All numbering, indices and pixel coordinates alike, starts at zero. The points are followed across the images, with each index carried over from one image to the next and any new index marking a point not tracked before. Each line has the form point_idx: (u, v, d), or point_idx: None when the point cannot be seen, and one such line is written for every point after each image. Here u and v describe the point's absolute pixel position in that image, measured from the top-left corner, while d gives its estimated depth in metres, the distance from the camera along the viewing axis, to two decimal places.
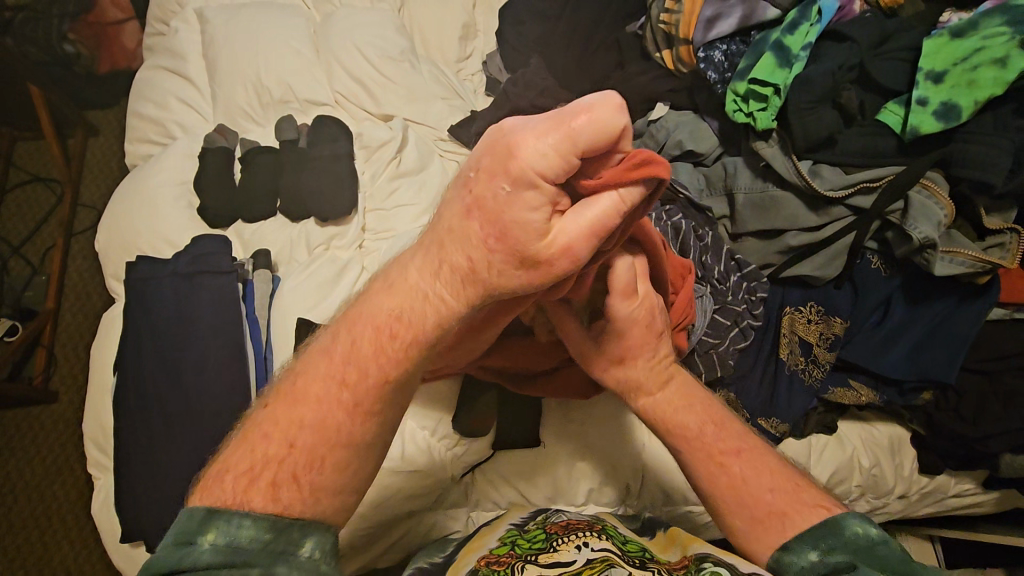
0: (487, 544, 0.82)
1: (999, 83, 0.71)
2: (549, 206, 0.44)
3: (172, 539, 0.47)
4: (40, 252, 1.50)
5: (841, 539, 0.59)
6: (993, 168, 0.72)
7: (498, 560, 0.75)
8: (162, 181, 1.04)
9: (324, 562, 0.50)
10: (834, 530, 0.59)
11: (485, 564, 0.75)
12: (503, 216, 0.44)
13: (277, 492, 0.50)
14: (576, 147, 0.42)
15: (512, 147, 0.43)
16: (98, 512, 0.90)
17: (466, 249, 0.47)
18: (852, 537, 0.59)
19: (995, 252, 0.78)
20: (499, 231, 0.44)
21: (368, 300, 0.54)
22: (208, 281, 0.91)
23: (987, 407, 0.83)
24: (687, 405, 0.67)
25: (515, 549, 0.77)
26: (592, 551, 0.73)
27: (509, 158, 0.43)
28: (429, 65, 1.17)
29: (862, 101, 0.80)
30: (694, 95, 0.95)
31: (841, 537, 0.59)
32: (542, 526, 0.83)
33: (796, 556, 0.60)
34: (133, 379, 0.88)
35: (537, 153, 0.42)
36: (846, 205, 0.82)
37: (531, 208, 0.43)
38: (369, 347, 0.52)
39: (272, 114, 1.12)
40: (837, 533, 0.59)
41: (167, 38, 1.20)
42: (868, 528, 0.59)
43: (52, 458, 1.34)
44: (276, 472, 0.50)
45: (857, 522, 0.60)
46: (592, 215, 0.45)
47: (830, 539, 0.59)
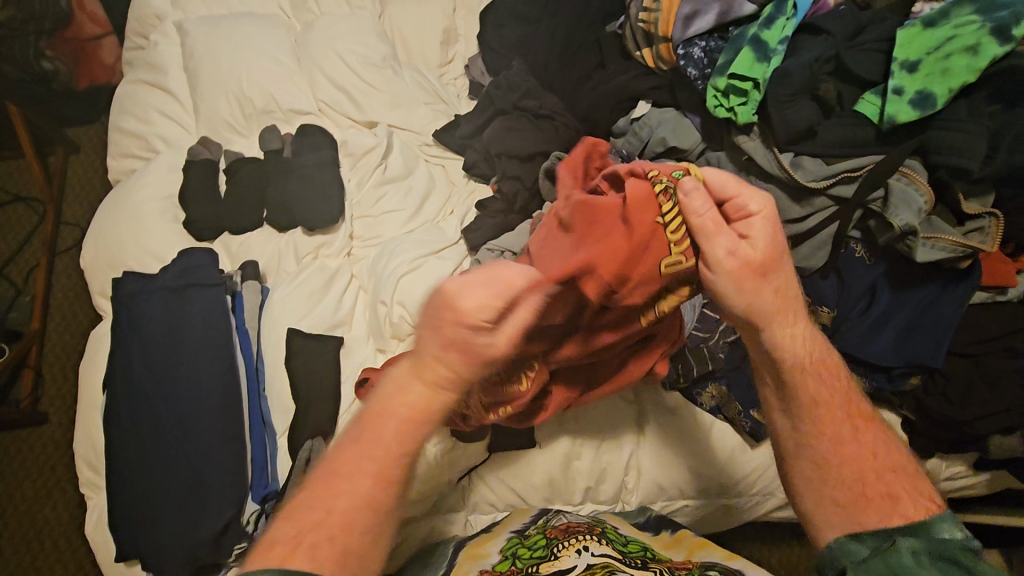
0: (490, 555, 0.81)
1: (972, 70, 0.72)
2: (477, 322, 0.54)
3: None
4: (24, 272, 1.48)
5: (923, 540, 0.57)
6: (969, 153, 0.73)
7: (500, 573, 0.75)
8: (147, 195, 1.04)
9: None
10: (921, 532, 0.57)
11: None
12: (450, 317, 0.54)
13: (315, 553, 0.54)
14: (490, 291, 0.54)
15: (445, 298, 0.54)
16: (92, 533, 0.89)
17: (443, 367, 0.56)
18: (934, 540, 0.57)
19: (976, 236, 0.79)
20: (449, 332, 0.55)
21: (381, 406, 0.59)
22: (196, 294, 0.90)
23: (975, 390, 0.85)
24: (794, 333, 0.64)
25: (517, 560, 0.77)
26: (593, 555, 0.73)
27: (445, 307, 0.54)
28: (412, 71, 1.17)
29: (839, 92, 0.81)
30: (676, 92, 0.96)
31: (920, 536, 0.57)
32: (544, 531, 0.83)
33: (861, 544, 0.59)
34: (124, 396, 0.87)
35: (466, 297, 0.54)
36: (828, 195, 0.83)
37: (470, 312, 0.53)
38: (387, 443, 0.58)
39: (255, 125, 1.11)
40: (922, 534, 0.57)
41: (146, 52, 1.19)
42: (959, 537, 0.57)
43: (43, 482, 1.32)
44: (313, 538, 0.55)
45: (947, 530, 0.57)
46: (469, 306, 0.53)
47: (909, 538, 0.57)
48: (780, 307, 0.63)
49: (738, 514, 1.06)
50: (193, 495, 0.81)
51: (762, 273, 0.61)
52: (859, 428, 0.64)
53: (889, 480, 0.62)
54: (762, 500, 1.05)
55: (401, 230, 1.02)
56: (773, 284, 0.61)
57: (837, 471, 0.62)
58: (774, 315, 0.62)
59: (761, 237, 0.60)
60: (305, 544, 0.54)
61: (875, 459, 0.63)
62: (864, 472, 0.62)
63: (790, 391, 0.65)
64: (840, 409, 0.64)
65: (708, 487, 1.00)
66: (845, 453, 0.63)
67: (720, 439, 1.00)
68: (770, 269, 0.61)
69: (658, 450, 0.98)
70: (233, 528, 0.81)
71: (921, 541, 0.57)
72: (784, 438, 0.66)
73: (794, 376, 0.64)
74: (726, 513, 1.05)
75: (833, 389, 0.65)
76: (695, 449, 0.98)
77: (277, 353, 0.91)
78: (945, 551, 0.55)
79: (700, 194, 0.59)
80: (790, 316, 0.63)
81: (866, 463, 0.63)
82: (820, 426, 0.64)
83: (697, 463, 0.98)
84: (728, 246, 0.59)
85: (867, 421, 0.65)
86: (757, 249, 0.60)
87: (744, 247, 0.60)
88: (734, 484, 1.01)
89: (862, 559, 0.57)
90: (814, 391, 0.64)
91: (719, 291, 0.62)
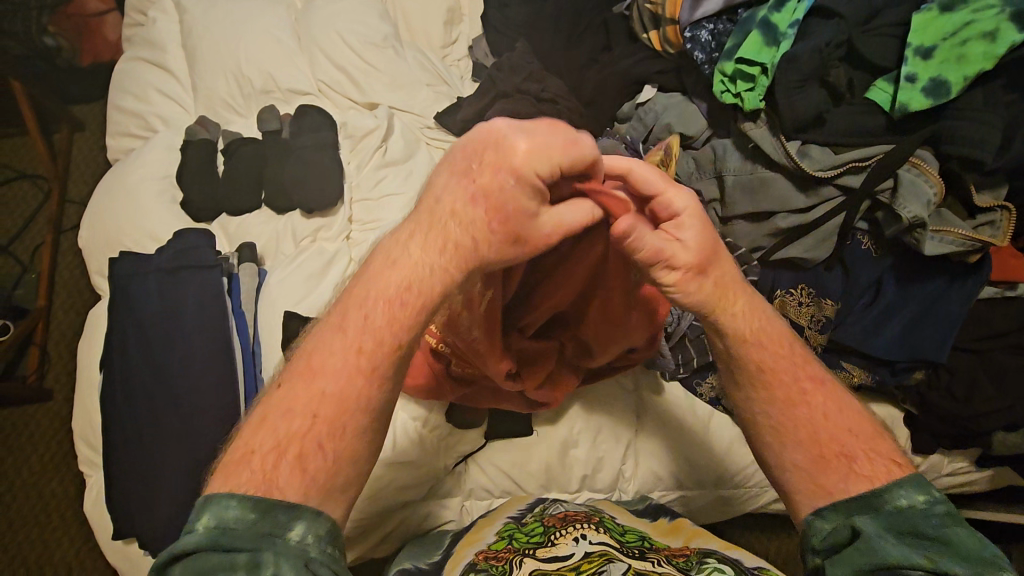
0: (485, 538, 0.82)
1: (988, 57, 0.70)
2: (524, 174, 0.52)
3: (206, 523, 0.45)
4: (29, 249, 1.49)
5: (883, 514, 0.53)
6: (983, 144, 0.71)
7: (496, 554, 0.75)
8: (145, 174, 1.03)
9: (315, 547, 0.46)
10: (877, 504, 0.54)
11: (483, 558, 0.75)
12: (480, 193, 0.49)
13: (305, 464, 0.49)
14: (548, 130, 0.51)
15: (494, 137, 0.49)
16: (92, 509, 0.90)
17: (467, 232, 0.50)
18: (892, 514, 0.53)
19: (987, 229, 0.77)
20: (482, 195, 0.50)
21: (364, 283, 0.54)
22: (191, 275, 0.90)
23: (979, 387, 0.83)
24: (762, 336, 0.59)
25: (513, 543, 0.77)
26: (591, 544, 0.73)
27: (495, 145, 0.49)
28: (413, 51, 1.14)
29: (850, 78, 0.78)
30: (683, 77, 0.94)
31: (877, 512, 0.53)
32: (540, 519, 0.83)
33: (825, 522, 0.55)
34: (120, 376, 0.87)
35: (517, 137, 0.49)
36: (835, 185, 0.81)
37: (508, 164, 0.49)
38: (382, 320, 0.52)
39: (254, 105, 1.10)
40: (882, 508, 0.53)
41: (145, 29, 1.17)
42: (921, 502, 0.53)
43: (49, 456, 1.34)
44: (303, 443, 0.49)
45: (906, 496, 0.53)
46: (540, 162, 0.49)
47: (867, 515, 0.53)
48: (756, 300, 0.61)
49: (738, 504, 1.06)
50: (187, 476, 0.82)
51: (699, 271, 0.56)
52: (819, 393, 0.60)
53: (847, 442, 0.57)
54: (757, 491, 1.04)
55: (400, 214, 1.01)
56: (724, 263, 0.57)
57: (803, 428, 0.58)
58: (719, 306, 0.58)
59: (693, 239, 0.55)
60: (290, 452, 0.48)
61: (830, 420, 0.59)
62: (819, 435, 0.58)
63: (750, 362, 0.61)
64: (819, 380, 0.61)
65: (707, 479, 0.99)
66: (797, 419, 0.59)
67: (717, 430, 0.99)
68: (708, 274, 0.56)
69: (655, 437, 0.97)
70: None
71: (881, 520, 0.53)
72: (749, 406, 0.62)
73: (748, 352, 0.60)
74: (722, 503, 1.04)
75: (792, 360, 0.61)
76: (690, 437, 0.98)
77: (274, 336, 0.91)
78: (909, 525, 0.52)
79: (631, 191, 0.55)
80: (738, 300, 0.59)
81: (824, 421, 0.58)
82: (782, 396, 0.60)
83: (696, 451, 0.98)
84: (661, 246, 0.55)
85: (820, 384, 0.61)
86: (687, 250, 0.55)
87: (688, 240, 0.55)
88: (732, 476, 1.00)
89: (836, 545, 0.54)
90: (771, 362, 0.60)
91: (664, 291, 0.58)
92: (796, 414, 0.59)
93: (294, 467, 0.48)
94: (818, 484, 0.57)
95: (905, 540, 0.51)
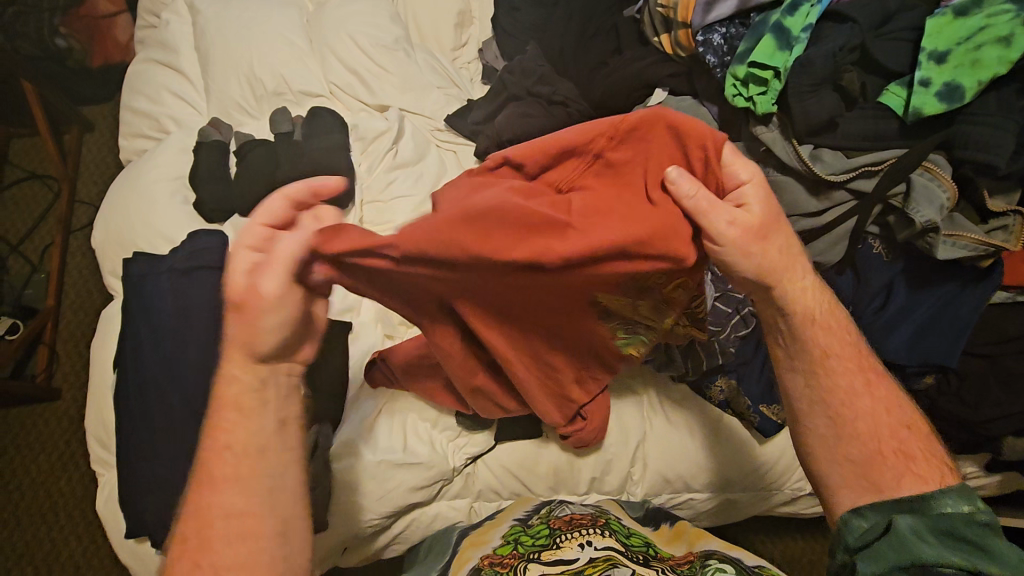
0: (490, 541, 0.81)
1: (1003, 62, 0.70)
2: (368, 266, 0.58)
3: None
4: (39, 249, 1.50)
5: (926, 517, 0.57)
6: (997, 149, 0.71)
7: (501, 559, 0.75)
8: (158, 175, 1.03)
9: None
10: (921, 508, 0.57)
11: (488, 563, 0.75)
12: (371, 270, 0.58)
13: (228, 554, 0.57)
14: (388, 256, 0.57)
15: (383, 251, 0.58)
16: (103, 508, 0.90)
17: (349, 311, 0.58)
18: (935, 517, 0.56)
19: (998, 234, 0.76)
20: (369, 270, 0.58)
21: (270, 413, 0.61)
22: (205, 276, 0.90)
23: (989, 391, 0.83)
24: (826, 330, 0.65)
25: (518, 547, 0.77)
26: (596, 549, 0.73)
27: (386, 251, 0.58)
28: (424, 54, 1.15)
29: (863, 82, 0.79)
30: (694, 80, 0.94)
31: (922, 512, 0.57)
32: (546, 521, 0.84)
33: (863, 519, 0.59)
34: (133, 375, 0.88)
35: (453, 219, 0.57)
36: (847, 189, 0.81)
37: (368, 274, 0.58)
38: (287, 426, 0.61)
39: (265, 107, 1.10)
40: (924, 511, 0.57)
41: (158, 31, 1.18)
42: (966, 510, 0.56)
43: (57, 455, 1.35)
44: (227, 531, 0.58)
45: (954, 504, 0.57)
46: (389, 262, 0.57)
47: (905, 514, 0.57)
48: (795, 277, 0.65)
49: (749, 509, 1.06)
50: None
51: (763, 235, 0.60)
52: (874, 383, 0.64)
53: (904, 438, 0.62)
54: (765, 495, 1.04)
55: (410, 216, 1.02)
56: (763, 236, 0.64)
57: (851, 432, 0.63)
58: (782, 275, 0.63)
59: (754, 206, 0.60)
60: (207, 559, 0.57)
61: (890, 415, 0.63)
62: (880, 429, 0.62)
63: (800, 345, 0.65)
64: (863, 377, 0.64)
65: (713, 483, 0.99)
66: (863, 411, 0.63)
67: (724, 435, 0.99)
68: (764, 242, 0.61)
69: (666, 444, 0.98)
70: None
71: (924, 521, 0.56)
72: (798, 391, 0.65)
73: (804, 332, 0.64)
74: (728, 507, 1.04)
75: (830, 361, 0.64)
76: (698, 441, 0.98)
77: None
78: (951, 527, 0.55)
79: (692, 183, 0.57)
80: (803, 267, 0.64)
81: (874, 425, 0.62)
82: (842, 384, 0.64)
83: (704, 455, 0.98)
84: (730, 216, 0.58)
85: (881, 379, 0.65)
86: (751, 216, 0.60)
87: (750, 209, 0.60)
88: (741, 479, 1.00)
89: (868, 540, 0.57)
90: (827, 344, 0.64)
91: (729, 262, 0.61)
92: (847, 415, 0.63)
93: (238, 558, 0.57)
94: (868, 482, 0.61)
95: (945, 541, 0.55)
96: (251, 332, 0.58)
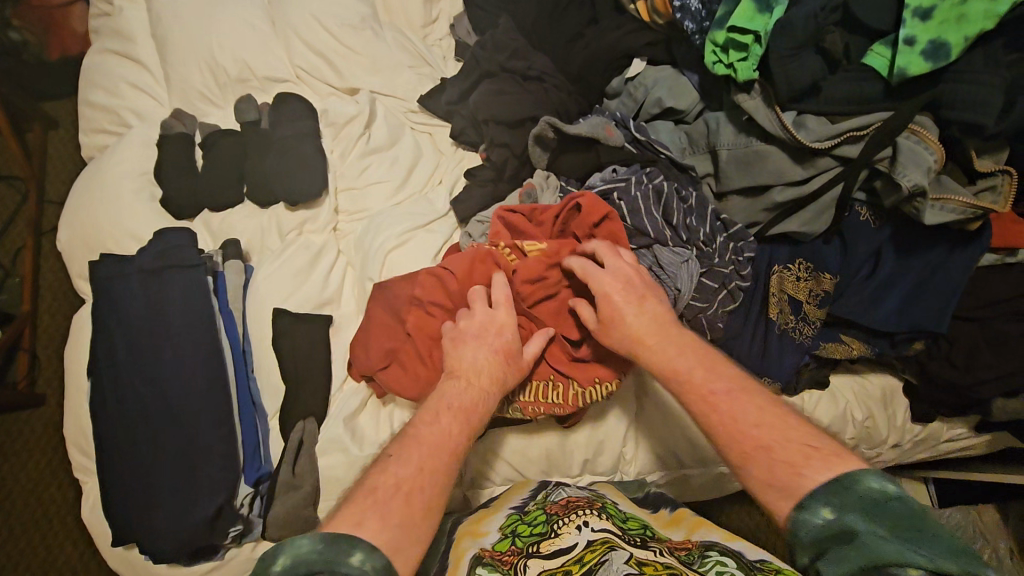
0: (488, 533, 0.80)
1: (990, 16, 0.66)
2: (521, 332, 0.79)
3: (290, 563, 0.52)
4: (11, 253, 1.45)
5: (863, 503, 0.52)
6: (984, 108, 0.68)
7: (501, 554, 0.73)
8: (121, 172, 0.99)
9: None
10: (852, 489, 0.53)
11: (488, 554, 0.73)
12: (477, 370, 0.73)
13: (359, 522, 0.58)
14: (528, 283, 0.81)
15: (494, 322, 0.76)
16: (88, 516, 0.88)
17: (473, 394, 0.72)
18: (869, 501, 0.52)
19: (987, 195, 0.75)
20: (504, 355, 0.75)
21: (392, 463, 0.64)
22: (175, 276, 0.87)
23: (979, 355, 0.84)
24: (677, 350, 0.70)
25: (516, 541, 0.76)
26: (593, 531, 0.73)
27: (489, 323, 0.76)
28: (393, 32, 1.11)
29: (847, 45, 0.75)
30: (673, 49, 0.91)
31: (859, 499, 0.52)
32: (544, 506, 0.83)
33: (812, 514, 0.54)
34: (108, 381, 0.85)
35: (501, 309, 0.77)
36: (833, 155, 0.79)
37: (487, 349, 0.75)
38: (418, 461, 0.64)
39: (230, 96, 1.06)
40: (855, 493, 0.53)
41: (112, 18, 1.12)
42: (889, 487, 0.52)
43: (46, 462, 1.32)
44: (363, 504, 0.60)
45: (877, 482, 0.53)
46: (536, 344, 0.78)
47: (848, 505, 0.52)
48: (679, 347, 0.70)
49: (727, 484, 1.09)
50: (186, 480, 0.81)
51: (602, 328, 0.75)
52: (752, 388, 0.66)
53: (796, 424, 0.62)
54: None
55: (388, 202, 0.99)
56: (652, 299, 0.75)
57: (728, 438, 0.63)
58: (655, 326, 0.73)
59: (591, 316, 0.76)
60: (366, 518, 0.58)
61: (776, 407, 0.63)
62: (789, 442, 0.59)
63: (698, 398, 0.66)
64: (730, 389, 0.66)
65: (708, 459, 1.00)
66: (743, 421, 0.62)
67: None
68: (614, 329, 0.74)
69: (654, 425, 0.97)
70: (226, 511, 0.81)
71: (860, 509, 0.52)
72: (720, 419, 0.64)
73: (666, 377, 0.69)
74: (722, 480, 1.06)
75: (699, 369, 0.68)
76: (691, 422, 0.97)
77: (264, 334, 0.89)
78: (884, 508, 0.51)
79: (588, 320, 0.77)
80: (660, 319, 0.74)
81: (737, 425, 0.62)
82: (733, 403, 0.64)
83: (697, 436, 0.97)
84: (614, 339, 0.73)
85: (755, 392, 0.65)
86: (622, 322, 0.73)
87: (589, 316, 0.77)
88: None
89: (822, 542, 0.53)
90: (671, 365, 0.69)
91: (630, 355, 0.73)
92: (716, 425, 0.63)
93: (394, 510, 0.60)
94: (762, 482, 0.59)
95: (892, 530, 0.50)
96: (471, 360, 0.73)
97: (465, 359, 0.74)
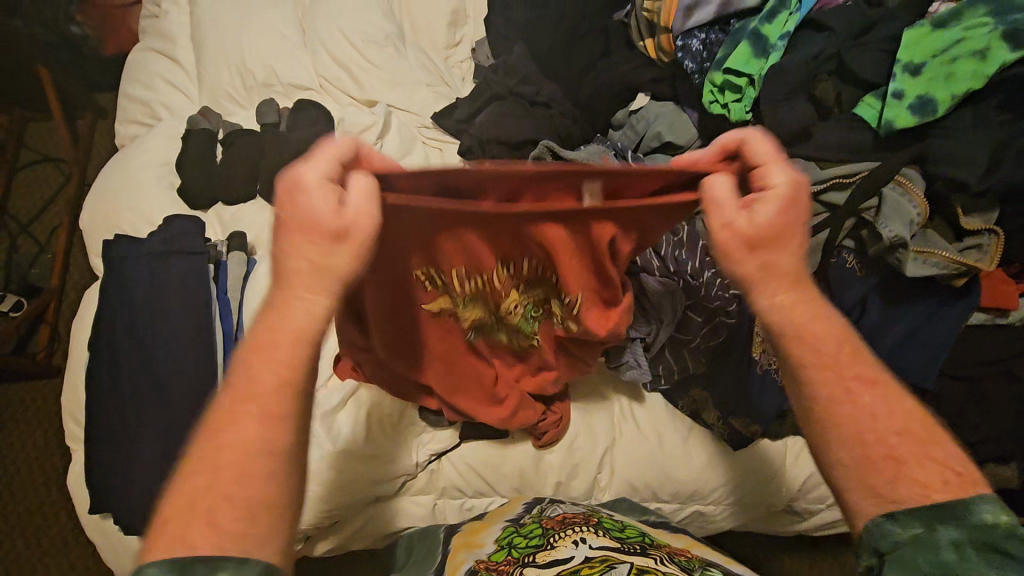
0: (484, 546, 0.80)
1: (977, 76, 0.69)
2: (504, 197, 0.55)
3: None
4: (47, 231, 1.54)
5: (966, 528, 0.49)
6: (970, 165, 0.70)
7: (497, 565, 0.73)
8: (147, 161, 1.06)
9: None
10: (959, 515, 0.49)
11: (484, 567, 0.74)
12: (300, 256, 0.50)
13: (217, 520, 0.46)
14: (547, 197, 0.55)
15: (353, 205, 0.50)
16: (72, 484, 0.92)
17: (304, 301, 0.50)
18: (976, 527, 0.49)
19: (973, 253, 0.75)
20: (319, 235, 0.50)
21: (219, 436, 0.48)
22: (179, 260, 0.92)
23: (967, 417, 0.83)
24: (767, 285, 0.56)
25: (512, 553, 0.75)
26: (591, 548, 0.71)
27: (298, 189, 0.49)
28: (416, 51, 1.16)
29: (838, 92, 0.78)
30: (676, 86, 0.94)
31: (964, 525, 0.49)
32: (539, 520, 0.83)
33: (899, 527, 0.51)
34: (107, 355, 0.90)
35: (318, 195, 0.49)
36: (821, 201, 0.78)
37: (320, 213, 0.49)
38: (251, 424, 0.48)
39: (255, 98, 1.12)
40: (961, 518, 0.49)
41: (158, 20, 1.20)
42: (1005, 520, 0.48)
43: (52, 431, 1.38)
44: (212, 502, 0.46)
45: (990, 509, 0.49)
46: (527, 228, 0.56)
47: (949, 527, 0.49)
48: (804, 308, 0.56)
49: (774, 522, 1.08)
50: (164, 457, 0.84)
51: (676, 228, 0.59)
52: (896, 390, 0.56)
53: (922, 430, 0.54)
54: (737, 511, 1.02)
55: None
56: (800, 243, 0.55)
57: None
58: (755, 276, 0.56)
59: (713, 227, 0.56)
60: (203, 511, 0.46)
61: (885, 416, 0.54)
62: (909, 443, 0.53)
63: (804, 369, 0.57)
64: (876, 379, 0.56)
65: (682, 493, 0.99)
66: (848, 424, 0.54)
67: (695, 447, 0.98)
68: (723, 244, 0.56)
69: (630, 453, 0.98)
70: None
71: (962, 531, 0.49)
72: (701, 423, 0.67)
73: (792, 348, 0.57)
74: (701, 521, 1.03)
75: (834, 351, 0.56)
76: (668, 453, 0.98)
77: None
78: (988, 538, 0.48)
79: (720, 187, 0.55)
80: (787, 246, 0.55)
81: (875, 422, 0.54)
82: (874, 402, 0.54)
83: (672, 466, 0.97)
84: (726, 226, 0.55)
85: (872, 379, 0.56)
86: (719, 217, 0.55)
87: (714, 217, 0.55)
88: (709, 492, 0.99)
89: (896, 550, 0.50)
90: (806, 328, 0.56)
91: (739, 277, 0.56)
92: None
93: (231, 525, 0.46)
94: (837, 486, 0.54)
95: (988, 560, 0.48)
96: (313, 207, 0.49)
97: (289, 260, 0.50)
